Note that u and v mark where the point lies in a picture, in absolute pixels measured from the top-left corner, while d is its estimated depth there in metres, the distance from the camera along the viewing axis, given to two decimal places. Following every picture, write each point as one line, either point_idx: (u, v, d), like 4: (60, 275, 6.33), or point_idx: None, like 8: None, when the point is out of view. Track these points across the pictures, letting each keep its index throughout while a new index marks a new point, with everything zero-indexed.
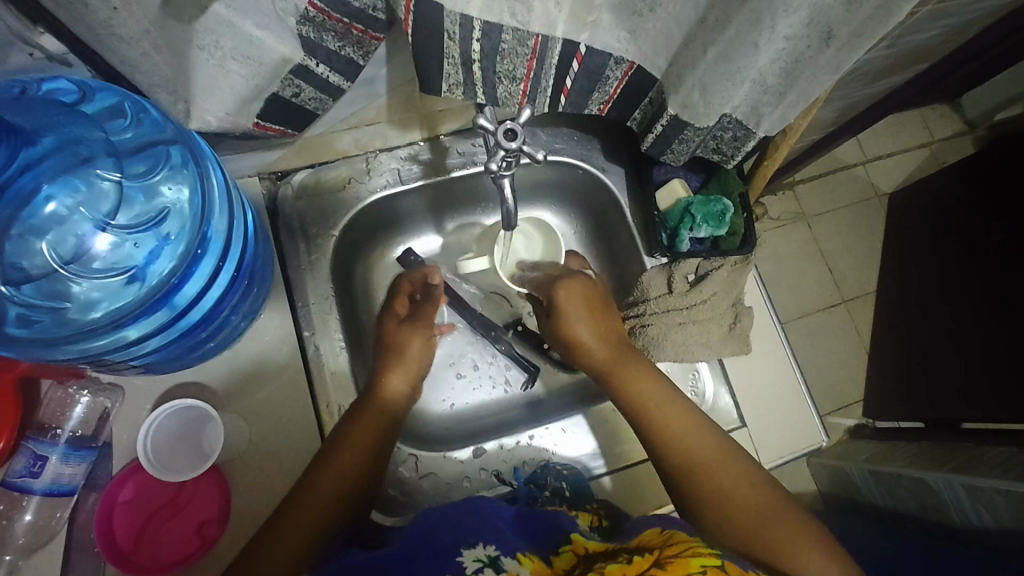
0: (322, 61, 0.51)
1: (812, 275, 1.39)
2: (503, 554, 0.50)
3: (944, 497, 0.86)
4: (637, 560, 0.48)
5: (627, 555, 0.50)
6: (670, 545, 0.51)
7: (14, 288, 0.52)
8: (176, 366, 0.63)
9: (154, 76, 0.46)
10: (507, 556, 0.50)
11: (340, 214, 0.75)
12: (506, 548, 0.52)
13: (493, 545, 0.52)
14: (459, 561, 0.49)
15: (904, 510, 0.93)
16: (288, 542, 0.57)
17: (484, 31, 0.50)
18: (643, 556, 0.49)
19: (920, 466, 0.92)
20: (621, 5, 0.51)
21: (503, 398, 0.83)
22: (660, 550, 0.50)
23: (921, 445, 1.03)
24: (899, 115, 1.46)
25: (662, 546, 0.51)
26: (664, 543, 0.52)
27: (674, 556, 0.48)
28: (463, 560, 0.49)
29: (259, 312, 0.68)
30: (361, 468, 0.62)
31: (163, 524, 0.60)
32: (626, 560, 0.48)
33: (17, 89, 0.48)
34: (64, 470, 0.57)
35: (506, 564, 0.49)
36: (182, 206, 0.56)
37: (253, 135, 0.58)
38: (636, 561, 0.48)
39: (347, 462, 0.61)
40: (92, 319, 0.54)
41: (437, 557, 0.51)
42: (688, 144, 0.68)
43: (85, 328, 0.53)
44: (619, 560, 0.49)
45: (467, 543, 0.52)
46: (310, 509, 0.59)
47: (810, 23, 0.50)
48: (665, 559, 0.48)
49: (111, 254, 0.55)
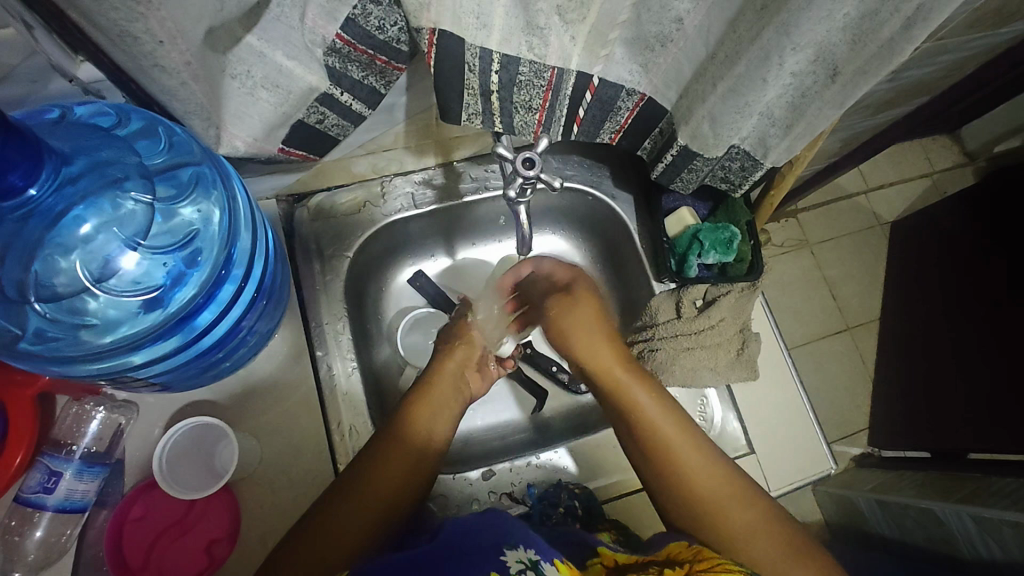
0: (346, 89, 0.53)
1: (816, 302, 1.40)
2: (543, 560, 0.50)
3: (953, 529, 0.86)
4: (669, 572, 0.50)
5: (657, 567, 0.52)
6: (701, 559, 0.52)
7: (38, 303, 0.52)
8: (188, 386, 0.64)
9: (190, 104, 0.47)
10: (547, 562, 0.50)
11: (355, 236, 0.77)
12: (545, 554, 0.52)
13: (534, 550, 0.52)
14: (503, 560, 0.50)
15: (912, 542, 0.93)
16: (324, 547, 0.56)
17: (502, 63, 0.53)
18: (673, 569, 0.51)
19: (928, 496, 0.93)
20: (633, 40, 0.53)
21: (512, 420, 0.84)
22: (691, 563, 0.52)
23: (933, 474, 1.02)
24: (900, 146, 1.49)
25: (692, 560, 0.52)
26: (693, 557, 0.53)
27: (704, 570, 0.50)
28: (507, 560, 0.50)
29: (274, 331, 0.68)
30: (399, 485, 0.62)
31: (171, 543, 0.60)
32: (658, 571, 0.50)
33: (55, 115, 0.50)
34: (78, 486, 0.57)
35: (546, 568, 0.49)
36: (209, 228, 0.57)
37: (276, 160, 0.59)
38: (668, 574, 0.50)
39: (387, 475, 0.61)
40: (110, 339, 0.55)
41: (478, 556, 0.51)
42: (696, 174, 0.70)
43: (104, 348, 0.55)
44: (651, 572, 0.51)
45: (508, 544, 0.52)
46: (359, 518, 0.59)
47: (816, 61, 0.51)
48: (694, 573, 0.50)
49: (136, 275, 0.55)
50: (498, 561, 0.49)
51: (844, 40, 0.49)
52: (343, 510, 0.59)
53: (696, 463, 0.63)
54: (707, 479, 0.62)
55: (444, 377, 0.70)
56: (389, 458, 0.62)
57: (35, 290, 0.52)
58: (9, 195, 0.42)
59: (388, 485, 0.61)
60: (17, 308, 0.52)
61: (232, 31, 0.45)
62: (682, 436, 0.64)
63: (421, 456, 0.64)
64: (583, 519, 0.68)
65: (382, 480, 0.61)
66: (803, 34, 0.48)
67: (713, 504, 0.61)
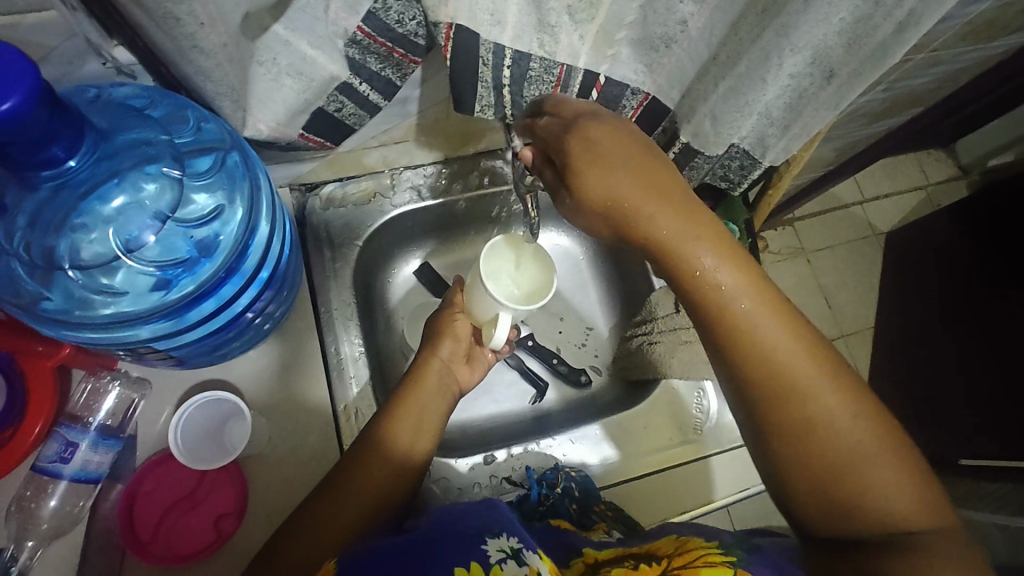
0: (365, 80, 0.55)
1: (812, 309, 1.42)
2: (524, 547, 0.51)
3: None
4: (645, 568, 0.52)
5: (633, 561, 0.54)
6: (680, 553, 0.54)
7: (63, 270, 0.54)
8: (201, 362, 0.66)
9: (222, 85, 0.48)
10: (529, 550, 0.52)
11: (365, 225, 0.79)
12: (528, 543, 0.53)
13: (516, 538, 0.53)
14: (485, 549, 0.51)
15: None
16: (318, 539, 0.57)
17: (514, 59, 0.56)
18: (650, 565, 0.53)
19: None
20: (638, 41, 0.56)
21: (514, 411, 0.85)
22: (670, 559, 0.53)
23: None
24: (895, 158, 1.53)
25: (672, 554, 0.54)
26: (675, 550, 0.54)
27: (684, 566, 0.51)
28: (488, 549, 0.51)
29: (285, 314, 0.71)
30: (388, 486, 0.61)
31: (181, 517, 0.61)
32: (633, 566, 0.53)
33: (92, 93, 0.52)
34: (92, 457, 0.58)
35: (528, 557, 0.50)
36: (231, 212, 0.58)
37: (295, 146, 0.61)
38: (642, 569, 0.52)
39: (379, 463, 0.61)
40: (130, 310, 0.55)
41: (461, 542, 0.52)
42: (698, 171, 0.72)
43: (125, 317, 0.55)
44: (627, 566, 0.53)
45: (492, 531, 0.53)
46: (350, 505, 0.59)
47: (812, 63, 0.54)
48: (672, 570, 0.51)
49: (159, 251, 0.56)
50: (478, 549, 0.50)
51: (839, 43, 0.52)
52: (331, 506, 0.59)
53: (804, 372, 0.50)
54: (768, 322, 0.51)
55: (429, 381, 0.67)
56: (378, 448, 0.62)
57: (63, 254, 0.53)
58: (46, 165, 0.44)
59: (381, 475, 0.61)
60: (46, 272, 0.53)
61: (260, 22, 0.47)
62: (748, 291, 0.51)
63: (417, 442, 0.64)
64: (580, 502, 0.71)
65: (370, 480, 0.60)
66: (801, 36, 0.51)
67: (807, 381, 0.50)
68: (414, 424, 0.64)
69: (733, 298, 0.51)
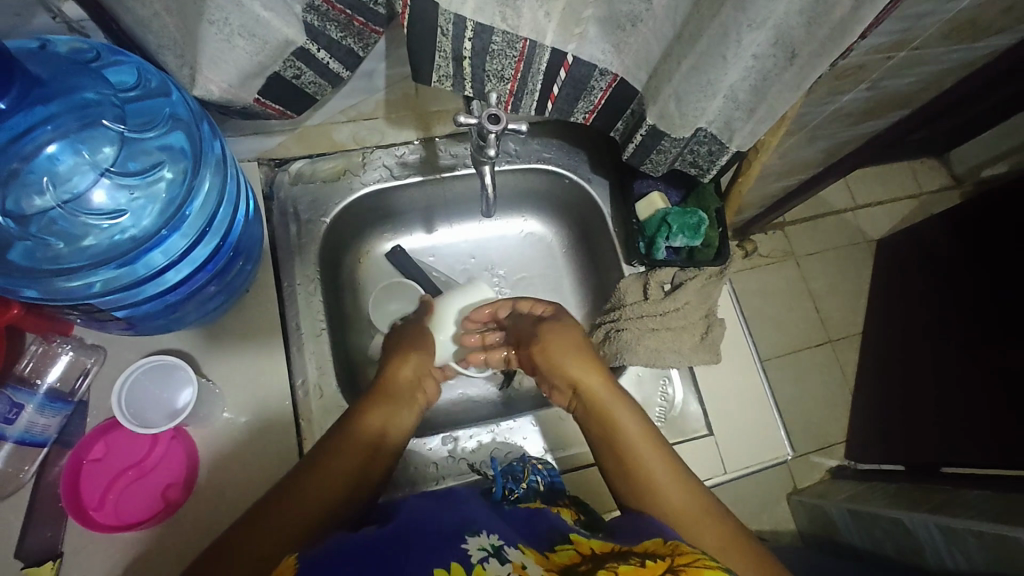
0: (323, 47, 0.55)
1: (801, 314, 1.40)
2: (506, 545, 0.51)
3: (920, 538, 0.91)
4: (651, 564, 0.47)
5: (637, 559, 0.48)
6: (679, 553, 0.49)
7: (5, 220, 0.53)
8: (155, 327, 0.65)
9: (162, 36, 0.51)
10: (509, 547, 0.51)
11: (333, 203, 0.78)
12: (509, 540, 0.52)
13: (495, 537, 0.53)
14: (465, 549, 0.49)
15: (882, 552, 1.00)
16: (286, 527, 0.56)
17: (476, 31, 0.55)
18: (655, 561, 0.47)
19: (900, 506, 0.98)
20: (604, 19, 0.56)
21: (481, 394, 0.85)
22: (672, 558, 0.48)
23: (902, 486, 1.08)
24: (886, 165, 1.52)
25: (671, 553, 0.49)
26: (671, 551, 0.50)
27: (688, 564, 0.46)
28: (468, 548, 0.49)
29: (245, 288, 0.70)
30: (352, 478, 0.62)
31: (128, 486, 0.60)
32: (639, 563, 0.47)
33: (36, 45, 0.53)
34: (38, 420, 0.59)
35: (510, 554, 0.49)
36: (175, 168, 0.58)
37: (252, 113, 0.60)
38: (650, 565, 0.47)
39: (339, 464, 0.62)
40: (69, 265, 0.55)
41: (438, 545, 0.50)
42: (665, 155, 0.72)
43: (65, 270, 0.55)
44: (632, 562, 0.48)
45: (468, 533, 0.52)
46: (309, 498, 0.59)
47: (775, 43, 0.54)
48: (679, 566, 0.46)
49: (101, 205, 0.56)
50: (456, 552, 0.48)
51: (799, 22, 0.52)
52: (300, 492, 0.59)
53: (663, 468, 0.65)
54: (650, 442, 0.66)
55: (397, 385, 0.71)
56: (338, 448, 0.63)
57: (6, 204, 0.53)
58: None
59: (338, 476, 0.61)
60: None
61: None
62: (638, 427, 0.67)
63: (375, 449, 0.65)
64: (544, 496, 0.69)
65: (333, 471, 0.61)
66: (759, 12, 0.50)
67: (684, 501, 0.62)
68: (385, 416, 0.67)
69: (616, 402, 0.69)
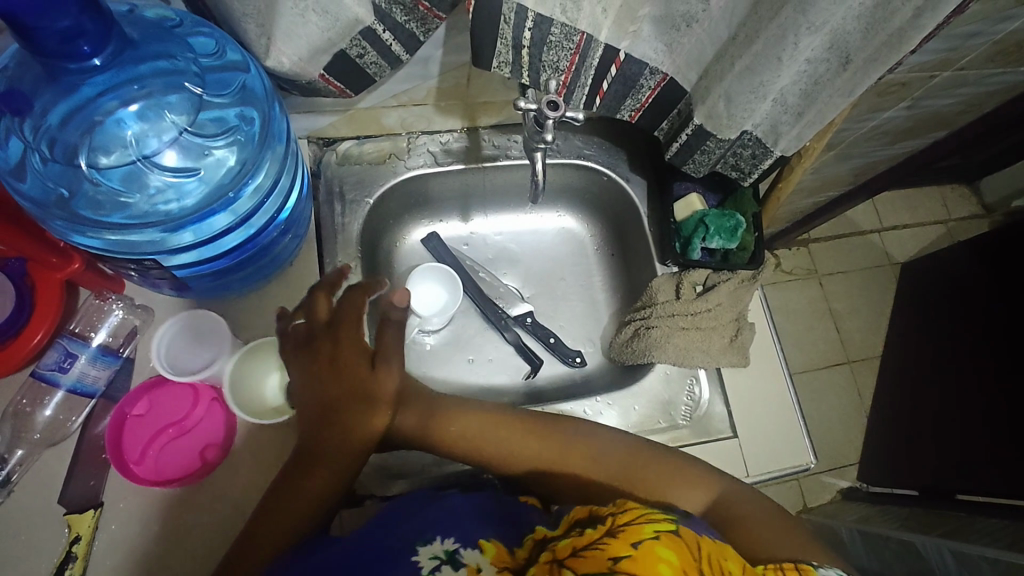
0: (388, 28, 0.57)
1: (819, 334, 1.42)
2: (460, 548, 0.53)
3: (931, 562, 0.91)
4: (590, 531, 0.48)
5: (580, 527, 0.49)
6: (625, 511, 0.49)
7: (78, 170, 0.55)
8: (204, 292, 0.67)
9: (249, 6, 0.51)
10: (465, 548, 0.53)
11: (376, 185, 0.80)
12: (466, 539, 0.54)
13: (452, 539, 0.54)
14: (416, 561, 0.52)
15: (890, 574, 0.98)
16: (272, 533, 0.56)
17: (536, 22, 0.57)
18: (596, 525, 0.48)
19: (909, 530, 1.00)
20: (661, 18, 0.57)
21: (507, 384, 0.86)
22: (614, 517, 0.49)
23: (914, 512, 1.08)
24: (916, 189, 1.52)
25: (614, 511, 0.49)
26: (616, 509, 0.50)
27: (627, 523, 0.47)
28: (418, 559, 0.52)
29: (292, 260, 0.72)
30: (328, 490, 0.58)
31: (169, 442, 0.62)
32: (579, 533, 0.48)
33: (127, 8, 0.55)
34: (90, 371, 0.61)
35: (462, 558, 0.52)
36: (242, 138, 0.60)
37: (314, 89, 0.62)
38: (589, 532, 0.48)
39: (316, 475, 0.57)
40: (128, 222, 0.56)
41: (391, 556, 0.53)
42: (708, 156, 0.73)
43: (129, 226, 0.57)
44: (575, 533, 0.49)
45: (423, 539, 0.55)
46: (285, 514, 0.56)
47: (830, 48, 0.55)
48: (618, 527, 0.47)
49: (173, 168, 0.58)
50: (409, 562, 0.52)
51: (857, 28, 0.52)
52: (281, 510, 0.56)
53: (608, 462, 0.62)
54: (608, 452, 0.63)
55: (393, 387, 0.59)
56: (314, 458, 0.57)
57: (84, 155, 0.55)
58: (72, 60, 0.45)
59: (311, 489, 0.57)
60: (68, 170, 0.55)
61: None
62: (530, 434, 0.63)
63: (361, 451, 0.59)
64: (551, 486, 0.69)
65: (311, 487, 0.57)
66: (819, 14, 0.51)
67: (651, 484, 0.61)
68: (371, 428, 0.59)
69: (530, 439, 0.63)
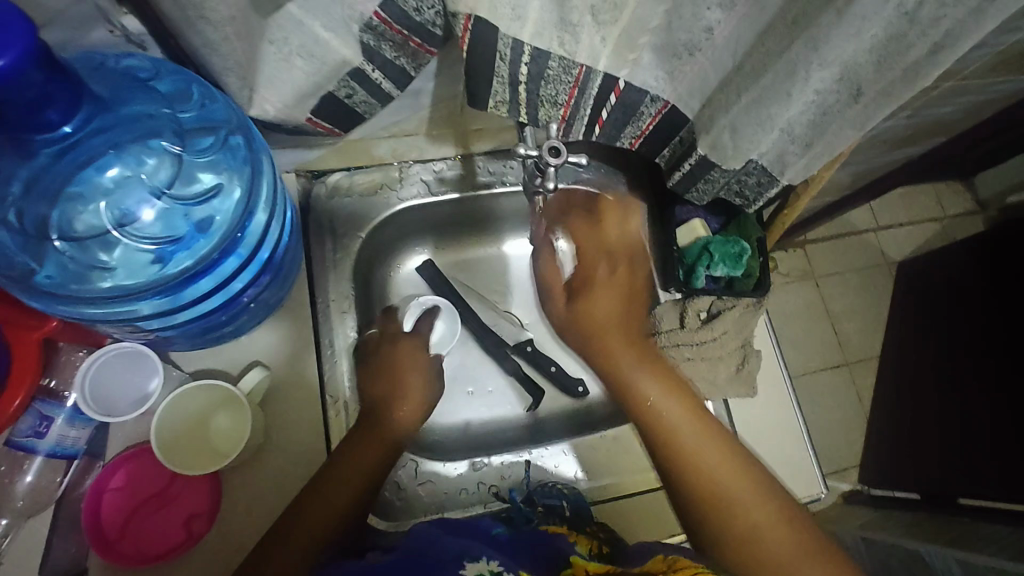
0: (378, 67, 0.54)
1: (817, 335, 1.39)
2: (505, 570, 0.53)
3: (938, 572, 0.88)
4: None
5: None
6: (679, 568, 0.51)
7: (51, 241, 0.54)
8: (191, 346, 0.65)
9: (228, 60, 0.47)
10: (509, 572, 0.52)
11: (369, 218, 0.78)
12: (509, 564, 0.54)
13: (496, 562, 0.54)
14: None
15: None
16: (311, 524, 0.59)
17: (533, 56, 0.54)
18: None
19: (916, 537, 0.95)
20: (662, 47, 0.54)
21: (508, 416, 0.83)
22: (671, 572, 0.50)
23: (917, 516, 1.05)
24: (911, 187, 1.47)
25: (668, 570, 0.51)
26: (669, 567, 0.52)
27: None
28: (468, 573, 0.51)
29: (279, 304, 0.70)
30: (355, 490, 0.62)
31: (150, 515, 0.60)
32: None
33: (98, 61, 0.50)
34: (69, 432, 0.58)
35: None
36: (229, 194, 0.57)
37: (302, 131, 0.60)
38: None
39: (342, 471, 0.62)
40: (102, 291, 0.54)
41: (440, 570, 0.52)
42: (712, 185, 0.71)
43: (98, 296, 0.54)
44: None
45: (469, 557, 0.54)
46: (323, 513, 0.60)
47: (840, 79, 0.52)
48: None
49: (152, 228, 0.56)
50: None
51: (869, 60, 0.50)
52: (304, 525, 0.59)
53: (711, 458, 0.64)
54: (679, 419, 0.66)
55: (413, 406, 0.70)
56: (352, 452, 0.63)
57: (56, 227, 0.54)
58: (42, 130, 0.43)
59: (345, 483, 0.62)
60: (37, 242, 0.53)
61: None
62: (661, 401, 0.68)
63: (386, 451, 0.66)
64: (571, 521, 0.69)
65: (322, 507, 0.60)
66: (832, 50, 0.49)
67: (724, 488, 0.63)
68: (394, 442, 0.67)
69: (668, 416, 0.67)
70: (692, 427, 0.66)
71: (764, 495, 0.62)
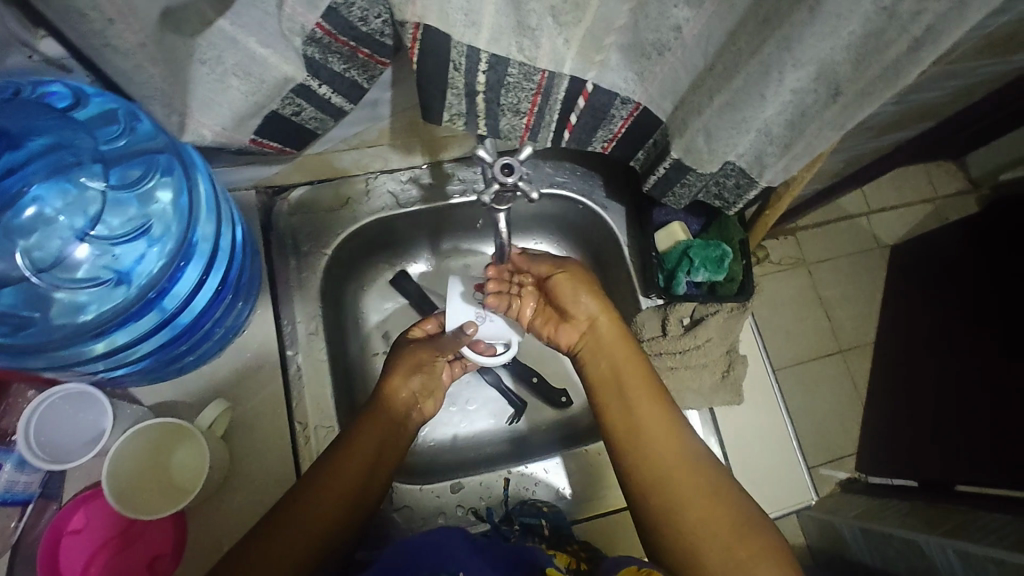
0: (325, 82, 0.51)
1: (809, 323, 1.36)
2: None
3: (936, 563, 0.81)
4: None
5: None
6: None
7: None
8: (151, 382, 0.63)
9: (149, 88, 0.44)
10: None
11: (335, 232, 0.74)
12: None
13: None
14: None
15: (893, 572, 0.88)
16: (303, 529, 0.56)
17: (490, 64, 0.51)
18: None
19: (911, 526, 0.88)
20: (628, 47, 0.51)
21: (490, 430, 0.81)
22: None
23: (914, 505, 0.97)
24: (902, 169, 1.44)
25: None
26: None
27: None
28: None
29: (242, 327, 0.67)
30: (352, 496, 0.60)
31: (109, 558, 0.57)
32: None
33: (9, 92, 0.50)
34: (19, 477, 0.55)
35: None
36: (170, 211, 0.58)
37: (249, 151, 0.57)
38: None
39: (340, 476, 0.59)
40: (78, 323, 0.56)
41: None
42: (690, 188, 0.68)
43: (73, 330, 0.55)
44: None
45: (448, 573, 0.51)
46: (317, 515, 0.57)
47: (817, 78, 0.49)
48: None
49: (92, 260, 0.57)
50: None
51: (846, 59, 0.47)
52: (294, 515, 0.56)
53: (654, 419, 0.62)
54: (649, 413, 0.62)
55: (384, 421, 0.65)
56: (346, 449, 0.61)
57: None
58: None
59: (345, 485, 0.59)
60: None
61: (202, 14, 0.43)
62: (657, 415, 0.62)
63: (385, 445, 0.64)
64: (548, 540, 0.65)
65: (314, 513, 0.57)
66: (806, 50, 0.46)
67: (677, 483, 0.58)
68: (388, 443, 0.64)
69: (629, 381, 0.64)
70: (648, 416, 0.62)
71: (708, 507, 0.57)
